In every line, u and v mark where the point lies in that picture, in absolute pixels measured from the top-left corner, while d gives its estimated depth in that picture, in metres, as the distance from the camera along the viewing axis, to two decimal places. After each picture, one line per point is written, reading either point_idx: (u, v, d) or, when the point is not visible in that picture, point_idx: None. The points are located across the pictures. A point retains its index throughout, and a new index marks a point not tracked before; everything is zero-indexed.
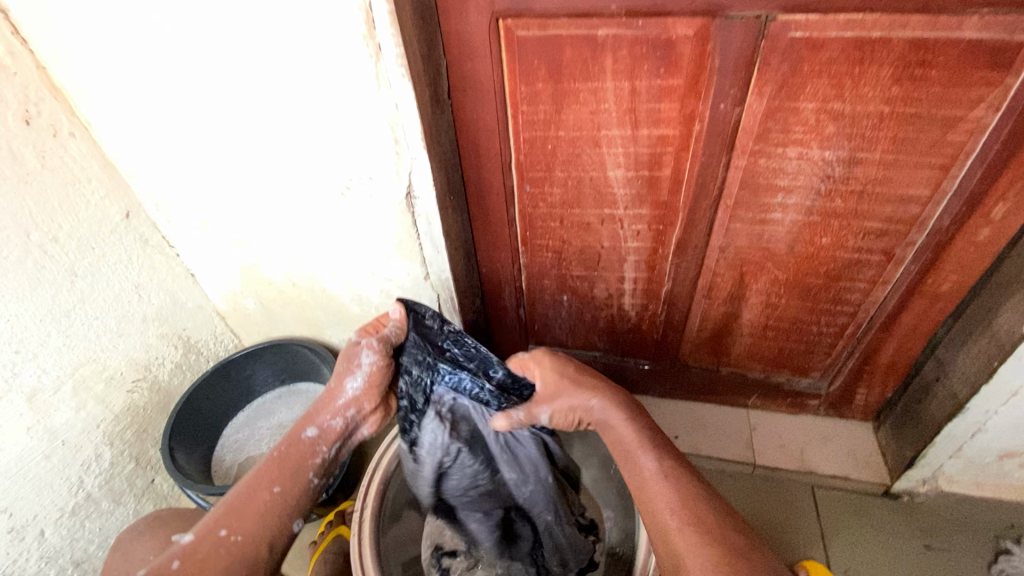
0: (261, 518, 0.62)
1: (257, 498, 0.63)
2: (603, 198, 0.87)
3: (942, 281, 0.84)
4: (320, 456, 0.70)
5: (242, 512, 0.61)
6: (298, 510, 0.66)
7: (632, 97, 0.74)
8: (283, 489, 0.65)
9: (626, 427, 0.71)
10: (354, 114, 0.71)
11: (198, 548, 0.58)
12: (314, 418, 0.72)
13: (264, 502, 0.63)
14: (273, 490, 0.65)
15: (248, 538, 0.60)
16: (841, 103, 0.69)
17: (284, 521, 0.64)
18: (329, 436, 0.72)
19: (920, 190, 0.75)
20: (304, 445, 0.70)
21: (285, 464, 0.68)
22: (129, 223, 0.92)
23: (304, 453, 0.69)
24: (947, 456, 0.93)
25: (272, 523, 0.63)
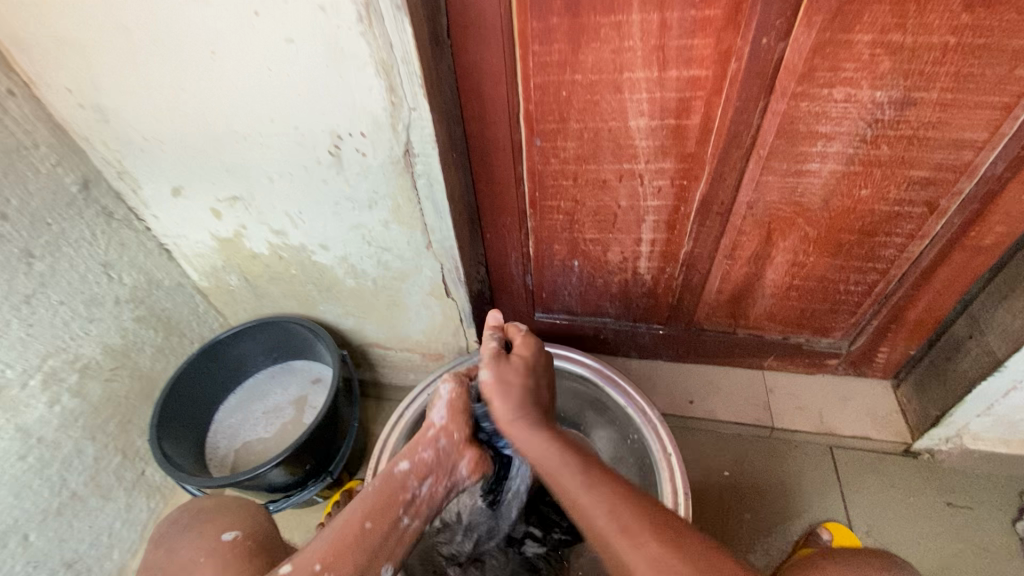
0: (352, 558, 0.58)
1: (348, 533, 0.60)
2: (622, 151, 0.78)
3: (986, 234, 0.78)
4: (410, 493, 0.64)
5: (335, 549, 0.58)
6: (388, 555, 0.61)
7: (661, 32, 0.64)
8: (373, 526, 0.61)
9: (547, 450, 0.63)
10: (342, 58, 0.61)
11: None
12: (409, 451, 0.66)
13: (355, 540, 0.60)
14: (363, 525, 0.61)
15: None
16: (900, 34, 0.61)
17: (372, 563, 0.60)
18: (422, 470, 0.65)
19: (977, 133, 0.68)
20: (396, 479, 0.64)
21: (379, 498, 0.63)
22: (88, 194, 0.80)
23: (396, 488, 0.64)
24: (975, 414, 0.90)
25: (360, 562, 0.59)
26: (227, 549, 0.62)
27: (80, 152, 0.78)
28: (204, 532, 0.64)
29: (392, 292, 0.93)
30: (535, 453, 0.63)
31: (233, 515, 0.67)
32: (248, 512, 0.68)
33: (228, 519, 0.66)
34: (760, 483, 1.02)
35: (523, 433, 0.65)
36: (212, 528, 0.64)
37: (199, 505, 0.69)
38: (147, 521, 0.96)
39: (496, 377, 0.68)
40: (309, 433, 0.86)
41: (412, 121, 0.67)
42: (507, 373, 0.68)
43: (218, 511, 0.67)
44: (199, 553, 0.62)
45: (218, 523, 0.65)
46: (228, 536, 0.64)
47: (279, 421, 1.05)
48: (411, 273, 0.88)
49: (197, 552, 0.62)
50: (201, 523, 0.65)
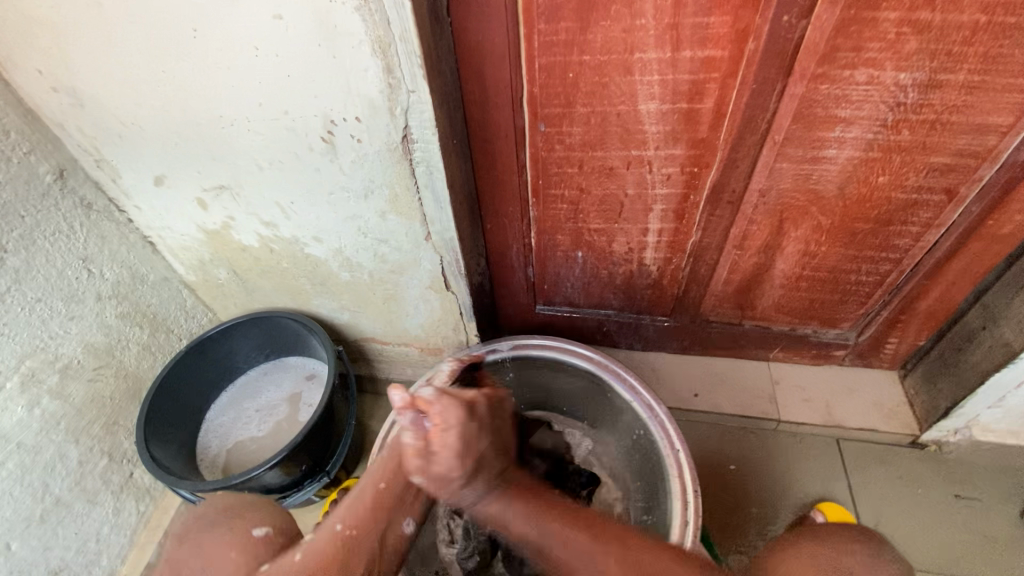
0: (373, 515, 0.58)
1: (367, 495, 0.60)
2: (631, 137, 0.75)
3: (1005, 222, 0.76)
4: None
5: (356, 506, 0.58)
6: (408, 509, 0.60)
7: (675, 9, 0.60)
8: (389, 485, 0.61)
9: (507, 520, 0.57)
10: (335, 36, 0.57)
11: (314, 541, 0.54)
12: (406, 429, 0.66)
13: (374, 498, 0.59)
14: (379, 485, 0.61)
15: (364, 530, 0.56)
16: (929, 12, 0.57)
17: (394, 519, 0.59)
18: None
19: (1002, 117, 0.65)
20: (403, 443, 0.65)
21: (390, 461, 0.63)
22: (64, 184, 0.76)
23: (406, 450, 0.64)
24: (986, 406, 0.89)
25: (383, 518, 0.58)
26: (259, 547, 0.53)
27: (53, 139, 0.73)
28: (232, 528, 0.55)
29: (390, 285, 0.89)
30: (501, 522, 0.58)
31: (264, 510, 0.58)
32: (277, 508, 0.59)
33: (258, 515, 0.57)
34: (767, 476, 1.00)
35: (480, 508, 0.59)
36: (242, 522, 0.56)
37: (223, 502, 0.59)
38: (137, 525, 0.93)
39: (429, 476, 0.59)
40: (305, 433, 0.83)
41: (411, 105, 0.63)
42: (444, 476, 0.58)
43: (248, 505, 0.59)
44: (225, 550, 0.53)
45: (250, 518, 0.56)
46: (258, 533, 0.55)
47: (272, 419, 1.02)
48: (409, 265, 0.85)
49: (223, 550, 0.53)
50: (226, 519, 0.56)
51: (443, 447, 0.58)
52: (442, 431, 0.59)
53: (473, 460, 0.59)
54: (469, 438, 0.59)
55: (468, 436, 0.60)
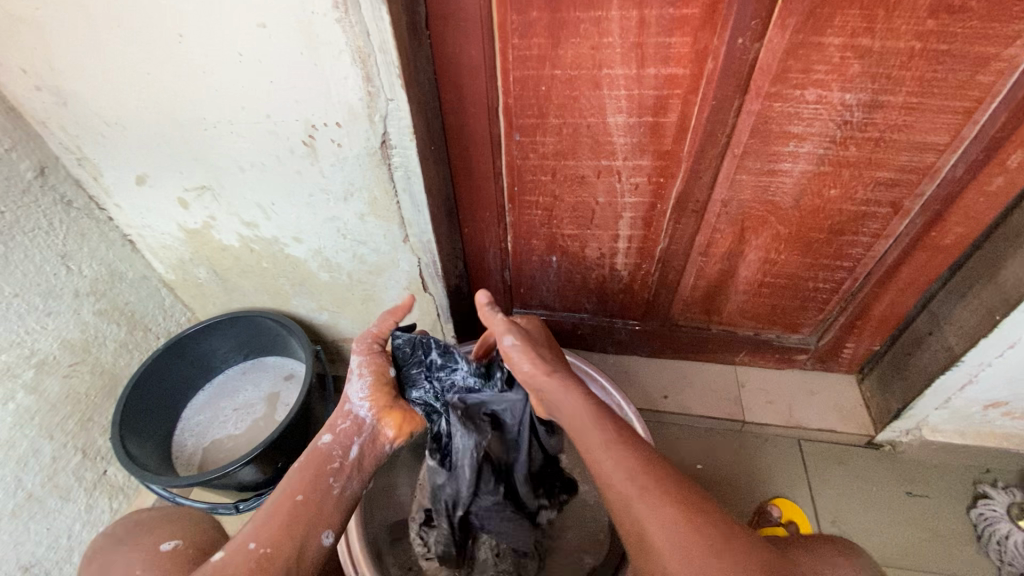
0: (288, 530, 0.57)
1: (281, 508, 0.58)
2: (600, 147, 0.79)
3: (947, 233, 0.81)
4: (336, 462, 0.64)
5: (270, 523, 0.57)
6: (327, 523, 0.59)
7: (640, 29, 0.64)
8: (306, 497, 0.60)
9: (579, 415, 0.63)
10: (316, 44, 0.59)
11: (227, 565, 0.53)
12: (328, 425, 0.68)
13: (290, 513, 0.58)
14: (295, 499, 0.59)
15: (279, 544, 0.55)
16: (869, 38, 0.62)
17: (310, 534, 0.58)
18: (345, 438, 0.66)
19: (939, 137, 0.70)
20: (320, 451, 0.65)
21: (305, 472, 0.62)
22: (45, 181, 0.77)
23: (321, 461, 0.64)
24: (934, 407, 0.94)
25: (298, 533, 0.57)
26: (166, 561, 0.58)
27: (34, 136, 0.74)
28: (137, 543, 0.60)
29: (368, 286, 0.91)
30: (575, 422, 0.64)
31: (173, 523, 0.63)
32: (187, 519, 0.64)
33: (168, 529, 0.62)
34: (732, 475, 1.04)
35: (561, 399, 0.66)
36: (148, 539, 0.60)
37: (138, 517, 0.64)
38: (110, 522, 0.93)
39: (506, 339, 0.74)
40: (281, 431, 0.84)
41: (389, 111, 0.66)
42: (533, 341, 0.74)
43: (161, 521, 0.63)
44: (135, 566, 0.58)
45: (159, 533, 0.61)
46: (166, 546, 0.60)
47: (248, 418, 1.03)
48: (387, 266, 0.87)
49: (132, 566, 0.58)
50: (140, 533, 0.61)
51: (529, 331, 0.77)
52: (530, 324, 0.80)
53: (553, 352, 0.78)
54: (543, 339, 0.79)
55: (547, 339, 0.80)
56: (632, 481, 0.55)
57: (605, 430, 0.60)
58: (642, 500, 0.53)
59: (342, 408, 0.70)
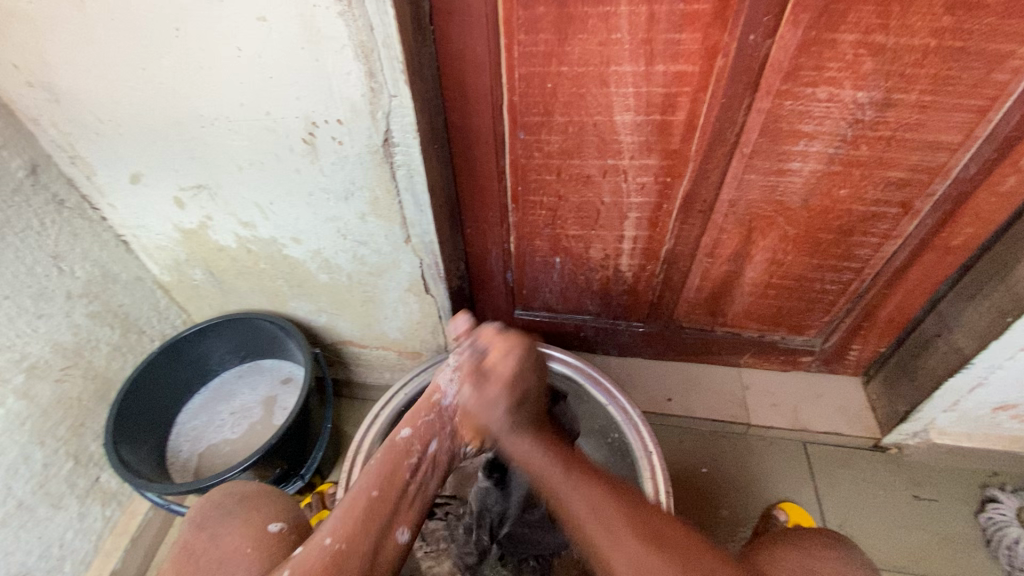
0: (364, 528, 0.56)
1: (357, 504, 0.58)
2: (607, 146, 0.77)
3: (957, 234, 0.80)
4: (415, 457, 0.64)
5: (348, 519, 0.56)
6: (402, 519, 0.59)
7: (649, 25, 0.63)
8: (381, 494, 0.59)
9: (531, 464, 0.60)
10: (319, 41, 0.58)
11: (304, 559, 0.52)
12: (409, 420, 0.68)
13: (366, 508, 0.58)
14: (371, 494, 0.59)
15: (355, 543, 0.54)
16: (884, 35, 0.61)
17: (387, 532, 0.57)
18: (426, 434, 0.67)
19: (951, 136, 0.69)
20: (399, 446, 0.65)
21: (383, 468, 0.62)
22: (37, 180, 0.74)
23: (401, 454, 0.64)
24: (942, 410, 0.93)
25: (375, 531, 0.56)
26: (273, 542, 0.59)
27: (26, 134, 0.72)
28: (247, 520, 0.61)
29: (368, 288, 0.89)
30: (532, 468, 0.60)
31: (279, 505, 0.64)
32: (287, 503, 0.65)
33: (273, 511, 0.63)
34: (737, 480, 1.03)
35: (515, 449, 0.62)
36: (257, 516, 0.61)
37: (242, 490, 0.65)
38: (103, 531, 0.90)
39: (475, 401, 0.63)
40: (279, 436, 0.82)
41: (392, 109, 0.64)
42: (487, 395, 0.63)
43: (260, 497, 0.64)
44: (243, 543, 0.58)
45: (263, 513, 0.62)
46: (274, 528, 0.61)
47: (245, 422, 1.01)
48: (389, 268, 0.85)
49: (241, 542, 0.59)
50: (244, 508, 0.62)
51: (495, 369, 0.64)
52: (504, 355, 0.65)
53: (521, 393, 0.64)
54: (528, 366, 0.66)
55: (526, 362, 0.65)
56: (593, 512, 0.54)
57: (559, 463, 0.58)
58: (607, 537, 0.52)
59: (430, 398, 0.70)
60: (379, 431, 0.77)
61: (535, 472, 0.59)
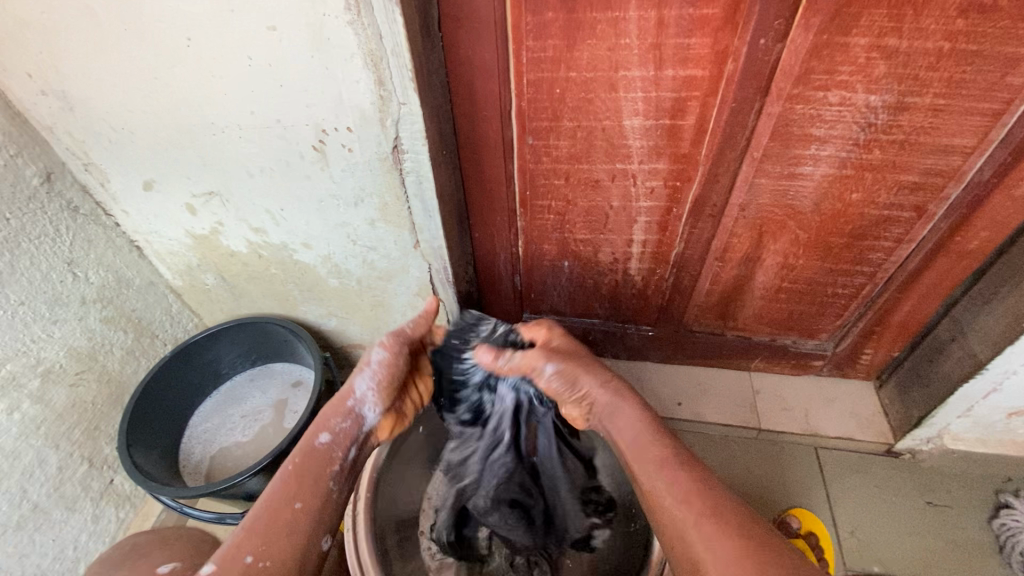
0: (286, 540, 0.55)
1: (279, 516, 0.56)
2: (616, 151, 0.77)
3: (972, 238, 0.79)
4: (338, 464, 0.63)
5: (268, 535, 0.55)
6: (327, 528, 0.59)
7: (658, 30, 0.63)
8: (304, 506, 0.58)
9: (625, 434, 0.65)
10: (328, 50, 0.58)
11: None
12: (325, 424, 0.66)
13: (288, 523, 0.56)
14: (294, 506, 0.58)
15: (277, 562, 0.54)
16: (896, 39, 0.60)
17: (310, 542, 0.57)
18: (346, 441, 0.65)
19: (966, 139, 0.68)
20: (319, 452, 0.63)
21: (303, 476, 0.60)
22: (51, 187, 0.75)
23: (323, 461, 0.62)
24: (956, 416, 0.92)
25: (298, 544, 0.56)
26: None
27: (41, 142, 0.73)
28: (135, 570, 0.65)
29: (378, 292, 0.90)
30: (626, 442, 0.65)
31: (171, 548, 0.68)
32: (185, 543, 0.70)
33: (166, 555, 0.67)
34: (749, 485, 1.02)
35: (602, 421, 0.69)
36: (145, 565, 0.66)
37: (129, 543, 0.70)
38: (116, 533, 0.92)
39: (570, 376, 0.71)
40: (289, 440, 0.83)
41: (401, 116, 0.65)
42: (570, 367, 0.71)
43: (156, 545, 0.69)
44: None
45: (153, 559, 0.66)
46: (164, 569, 0.65)
47: (256, 425, 1.02)
48: (397, 273, 0.86)
49: None
50: (134, 559, 0.67)
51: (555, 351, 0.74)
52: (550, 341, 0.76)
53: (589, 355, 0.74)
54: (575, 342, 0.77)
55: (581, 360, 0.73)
56: (681, 502, 0.56)
57: (651, 452, 0.61)
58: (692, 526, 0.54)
59: (344, 400, 0.68)
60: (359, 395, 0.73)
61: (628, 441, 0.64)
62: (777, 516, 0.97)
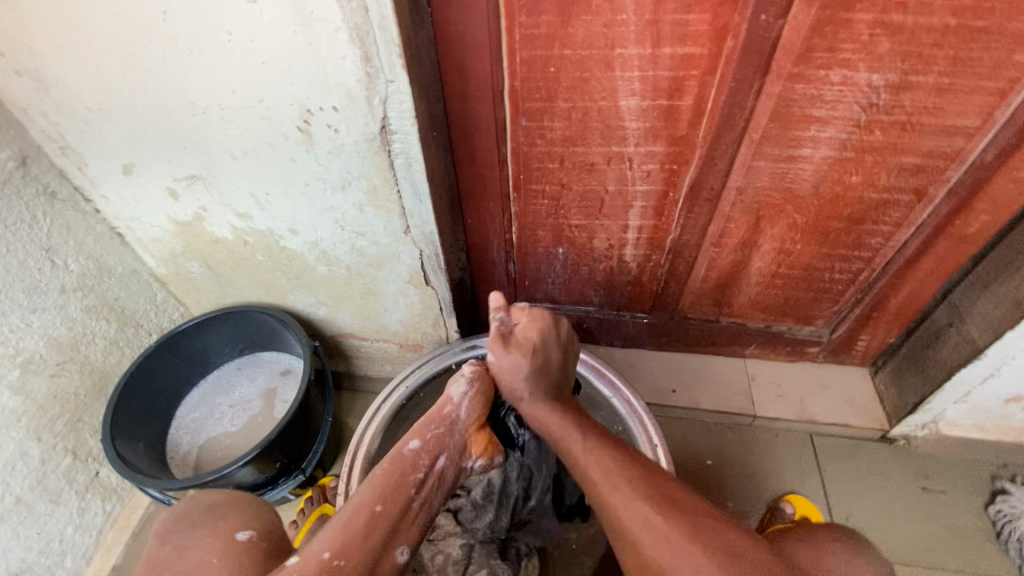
0: (364, 543, 0.56)
1: (359, 517, 0.57)
2: (611, 133, 0.75)
3: (971, 222, 0.78)
4: (421, 472, 0.62)
5: (346, 533, 0.56)
6: (404, 536, 0.59)
7: (656, 5, 0.60)
8: (383, 510, 0.58)
9: (556, 431, 0.67)
10: (312, 24, 0.55)
11: (301, 572, 0.53)
12: (418, 431, 0.65)
13: (366, 524, 0.57)
14: (374, 510, 0.58)
15: (352, 562, 0.54)
16: (901, 14, 0.58)
17: (386, 547, 0.57)
18: (434, 449, 0.64)
19: (969, 120, 0.67)
20: (406, 459, 0.63)
21: (387, 481, 0.60)
22: (26, 171, 0.72)
23: (408, 468, 0.62)
24: (953, 401, 0.91)
25: (373, 546, 0.56)
26: (241, 551, 0.58)
27: (14, 124, 0.70)
28: (213, 530, 0.60)
29: (368, 279, 0.88)
30: (554, 433, 0.67)
31: (246, 513, 0.63)
32: (260, 509, 0.64)
33: (241, 517, 0.62)
34: (745, 472, 1.01)
35: (536, 415, 0.69)
36: (225, 527, 0.60)
37: (206, 500, 0.64)
38: (103, 525, 0.90)
39: (506, 363, 0.69)
40: (277, 431, 0.81)
41: (390, 94, 0.62)
42: (513, 361, 0.68)
43: (228, 507, 0.63)
44: (209, 553, 0.58)
45: (232, 522, 0.61)
46: (241, 536, 0.60)
47: (245, 415, 1.00)
48: (388, 260, 0.84)
49: (206, 553, 0.58)
50: (211, 518, 0.62)
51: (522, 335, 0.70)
52: (529, 327, 0.70)
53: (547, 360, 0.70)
54: (550, 337, 0.70)
55: (546, 348, 0.70)
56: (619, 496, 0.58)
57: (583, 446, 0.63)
58: (612, 495, 0.58)
59: (440, 409, 0.67)
60: (379, 426, 0.76)
61: (557, 437, 0.67)
62: (771, 503, 0.97)
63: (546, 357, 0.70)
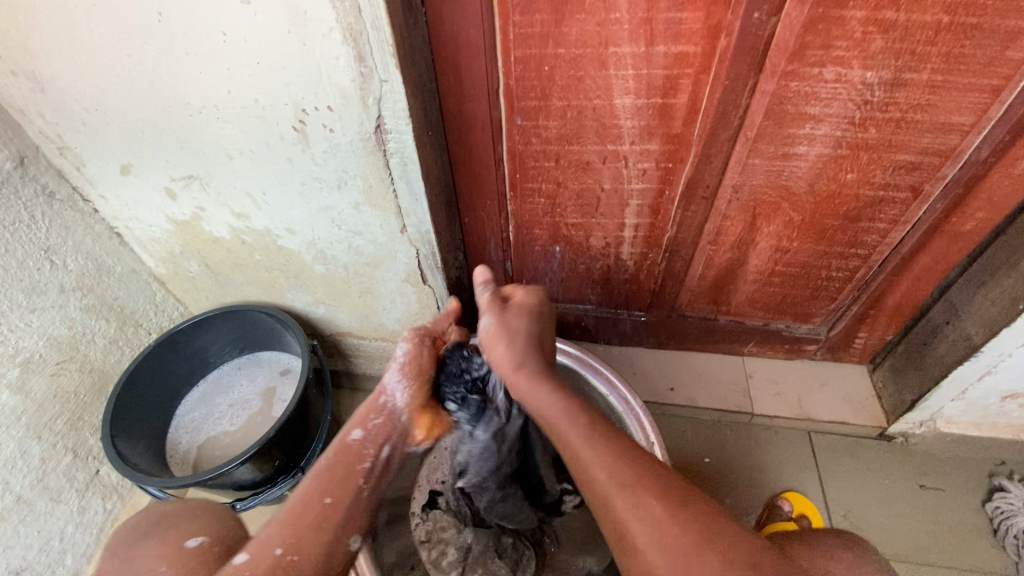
0: (315, 536, 0.56)
1: (310, 510, 0.57)
2: (607, 131, 0.75)
3: (968, 219, 0.78)
4: (368, 461, 0.64)
5: (297, 527, 0.56)
6: (356, 527, 0.59)
7: (649, 4, 0.60)
8: (334, 501, 0.59)
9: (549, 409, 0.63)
10: (305, 24, 0.56)
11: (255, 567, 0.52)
12: (360, 419, 0.66)
13: (318, 516, 0.57)
14: (324, 501, 0.59)
15: (307, 555, 0.55)
16: (894, 12, 0.58)
17: (340, 539, 0.58)
18: (377, 437, 0.65)
19: (964, 117, 0.67)
20: (351, 449, 0.63)
21: (335, 472, 0.61)
22: (24, 172, 0.73)
23: (354, 459, 0.63)
24: (950, 399, 0.91)
25: (326, 538, 0.57)
26: (193, 558, 0.56)
27: (12, 125, 0.70)
28: (162, 539, 0.58)
29: (365, 278, 0.88)
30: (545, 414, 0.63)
31: (198, 519, 0.61)
32: (214, 514, 0.62)
33: (193, 525, 0.60)
34: (742, 470, 1.02)
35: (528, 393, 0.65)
36: (174, 534, 0.58)
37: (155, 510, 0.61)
38: (104, 523, 0.91)
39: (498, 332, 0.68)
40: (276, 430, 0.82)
41: (384, 94, 0.62)
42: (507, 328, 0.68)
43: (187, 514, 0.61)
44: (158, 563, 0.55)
45: (183, 529, 0.59)
46: (193, 542, 0.58)
47: (244, 414, 1.01)
48: (385, 259, 0.84)
49: (154, 562, 0.56)
50: (161, 527, 0.59)
51: (515, 310, 0.70)
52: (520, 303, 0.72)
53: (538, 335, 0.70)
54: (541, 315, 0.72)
55: (536, 324, 0.70)
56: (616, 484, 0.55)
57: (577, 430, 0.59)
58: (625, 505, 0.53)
59: (376, 400, 0.67)
60: None
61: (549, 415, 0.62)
62: (768, 501, 0.97)
63: (536, 333, 0.70)
